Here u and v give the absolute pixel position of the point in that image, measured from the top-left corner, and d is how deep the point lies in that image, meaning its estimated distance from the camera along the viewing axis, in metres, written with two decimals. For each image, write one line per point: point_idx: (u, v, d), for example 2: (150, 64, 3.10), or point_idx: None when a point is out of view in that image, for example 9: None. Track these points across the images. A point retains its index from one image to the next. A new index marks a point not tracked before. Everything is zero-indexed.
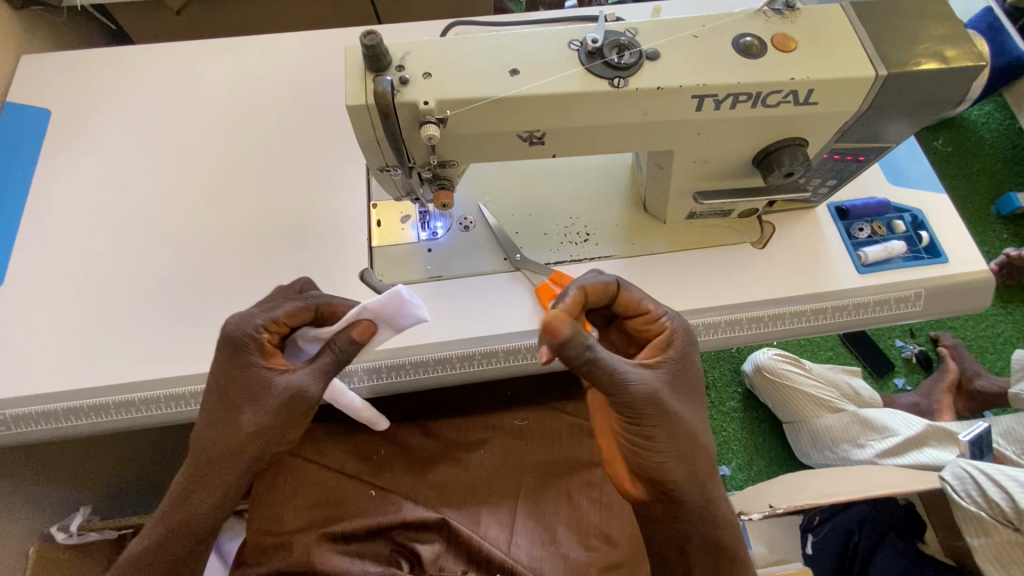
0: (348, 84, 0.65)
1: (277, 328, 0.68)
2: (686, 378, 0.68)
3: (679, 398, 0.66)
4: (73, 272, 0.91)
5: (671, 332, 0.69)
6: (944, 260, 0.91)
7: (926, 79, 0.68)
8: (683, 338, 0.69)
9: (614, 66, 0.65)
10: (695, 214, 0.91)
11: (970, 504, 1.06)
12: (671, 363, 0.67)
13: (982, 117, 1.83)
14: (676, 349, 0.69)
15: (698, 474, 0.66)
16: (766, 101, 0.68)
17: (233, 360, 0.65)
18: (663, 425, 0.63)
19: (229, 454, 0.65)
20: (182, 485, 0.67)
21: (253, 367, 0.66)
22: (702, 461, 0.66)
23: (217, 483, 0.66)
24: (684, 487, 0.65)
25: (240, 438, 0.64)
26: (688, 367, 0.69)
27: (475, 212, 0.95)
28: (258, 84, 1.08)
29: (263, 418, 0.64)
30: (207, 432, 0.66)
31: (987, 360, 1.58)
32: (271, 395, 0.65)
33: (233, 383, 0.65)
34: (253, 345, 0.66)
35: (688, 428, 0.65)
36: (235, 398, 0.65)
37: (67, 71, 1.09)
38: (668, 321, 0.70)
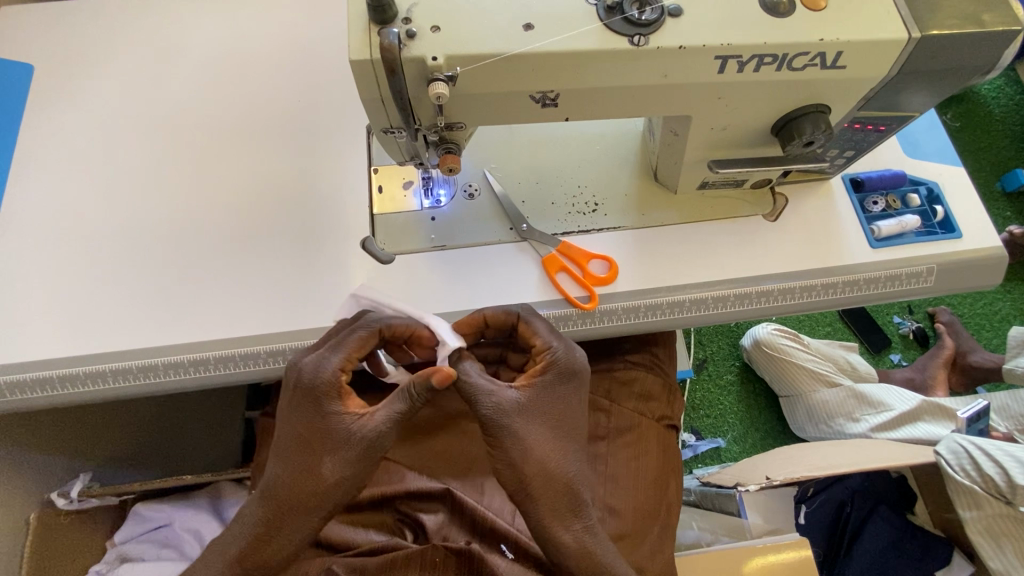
0: (351, 38, 0.61)
1: (348, 368, 0.67)
2: (560, 404, 0.69)
3: (545, 424, 0.67)
4: (63, 236, 0.87)
5: (550, 363, 0.69)
6: (957, 235, 0.89)
7: (961, 44, 0.65)
8: (570, 370, 0.70)
9: (635, 23, 0.62)
10: (707, 184, 0.89)
11: (964, 478, 1.07)
12: (541, 390, 0.68)
13: (993, 91, 1.79)
14: (552, 377, 0.69)
15: (555, 497, 0.66)
16: (792, 64, 0.65)
17: (313, 403, 0.65)
18: (505, 447, 0.65)
19: (314, 500, 0.65)
20: (256, 529, 0.66)
21: (334, 413, 0.65)
22: (554, 482, 0.66)
23: (296, 526, 0.66)
24: (536, 507, 0.65)
25: (329, 484, 0.64)
26: (563, 395, 0.69)
27: (480, 179, 0.92)
28: (254, 41, 1.02)
29: (353, 464, 0.64)
30: (298, 475, 0.65)
31: (982, 338, 1.58)
32: (358, 441, 0.64)
33: (315, 429, 0.65)
34: (334, 387, 0.65)
35: (535, 449, 0.65)
36: (317, 446, 0.64)
37: (50, 23, 1.03)
38: (551, 351, 0.70)
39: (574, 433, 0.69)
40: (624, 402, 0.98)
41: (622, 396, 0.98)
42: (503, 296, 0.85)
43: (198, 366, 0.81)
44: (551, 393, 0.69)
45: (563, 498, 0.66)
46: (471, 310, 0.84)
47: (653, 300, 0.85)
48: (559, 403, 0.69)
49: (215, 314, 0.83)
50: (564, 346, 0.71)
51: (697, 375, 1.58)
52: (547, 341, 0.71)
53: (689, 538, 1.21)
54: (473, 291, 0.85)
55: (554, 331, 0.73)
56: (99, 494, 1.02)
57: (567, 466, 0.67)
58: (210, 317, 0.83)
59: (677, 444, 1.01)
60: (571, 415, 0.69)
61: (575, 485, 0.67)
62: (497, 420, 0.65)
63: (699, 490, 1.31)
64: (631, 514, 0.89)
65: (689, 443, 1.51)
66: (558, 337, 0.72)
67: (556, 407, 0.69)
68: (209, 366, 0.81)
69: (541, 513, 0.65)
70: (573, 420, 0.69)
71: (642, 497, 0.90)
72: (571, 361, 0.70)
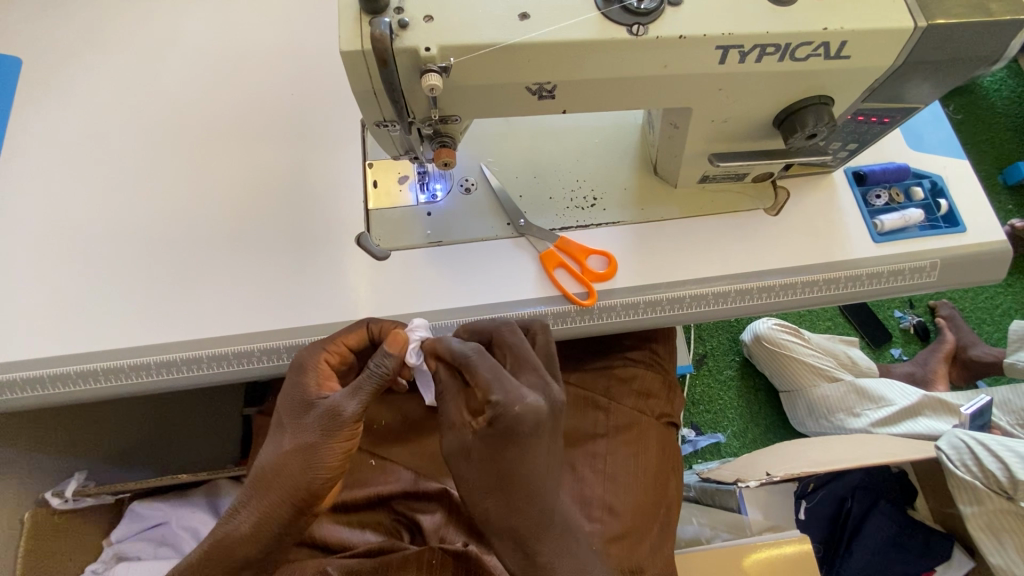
0: (342, 28, 0.59)
1: (337, 350, 0.72)
2: (508, 460, 0.62)
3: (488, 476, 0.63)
4: (53, 233, 0.86)
5: (494, 415, 0.61)
6: (962, 229, 0.87)
7: (967, 33, 0.63)
8: (513, 424, 0.61)
9: (634, 12, 0.60)
10: (707, 178, 0.87)
11: (965, 474, 1.06)
12: (490, 439, 0.61)
13: (995, 83, 1.76)
14: (495, 433, 0.61)
15: (505, 537, 0.65)
16: (795, 54, 0.63)
17: (291, 382, 0.70)
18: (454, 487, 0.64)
19: (273, 476, 0.67)
20: (230, 506, 0.68)
21: (305, 386, 0.69)
22: (502, 528, 0.65)
23: (269, 503, 0.66)
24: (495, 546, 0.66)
25: (283, 455, 0.67)
26: (513, 450, 0.62)
27: (477, 174, 0.90)
28: (245, 33, 1.00)
29: (310, 436, 0.66)
30: (266, 459, 0.68)
31: (984, 332, 1.57)
32: (317, 412, 0.67)
33: (287, 404, 0.69)
34: (314, 365, 0.70)
35: (482, 502, 0.64)
36: (286, 419, 0.69)
37: (39, 16, 1.01)
38: (490, 404, 0.61)
39: (529, 489, 0.64)
40: (623, 400, 0.97)
41: (621, 393, 0.97)
42: (500, 293, 0.83)
43: (192, 364, 0.80)
44: (497, 448, 0.62)
45: (511, 538, 0.65)
46: (467, 307, 0.83)
47: (653, 296, 0.84)
48: (507, 460, 0.62)
49: (208, 312, 0.82)
50: (506, 397, 0.61)
51: (697, 370, 1.57)
52: (486, 393, 0.61)
53: (689, 533, 1.21)
54: (470, 288, 0.84)
55: (501, 376, 0.63)
56: (95, 493, 1.03)
57: (528, 515, 0.64)
58: (203, 314, 0.82)
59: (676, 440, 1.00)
60: (523, 473, 0.63)
61: (527, 529, 0.65)
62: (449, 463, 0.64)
63: (699, 486, 1.30)
64: (630, 514, 0.88)
65: (689, 438, 1.51)
66: (501, 383, 0.62)
67: (507, 467, 0.62)
68: (202, 364, 0.80)
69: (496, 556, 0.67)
70: (525, 475, 0.63)
71: (641, 496, 0.89)
72: (512, 416, 0.60)
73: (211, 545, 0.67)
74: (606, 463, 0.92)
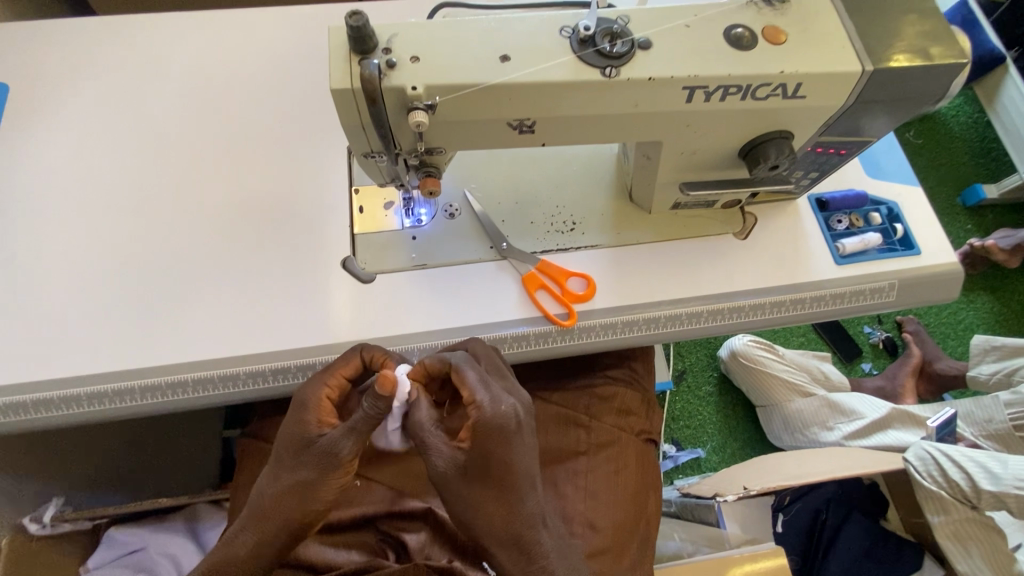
0: (333, 67, 0.63)
1: (336, 384, 0.71)
2: (498, 461, 0.65)
3: (479, 482, 0.65)
4: (37, 257, 0.86)
5: (480, 419, 0.64)
6: (916, 252, 0.93)
7: (910, 75, 0.69)
8: (498, 425, 0.65)
9: (606, 55, 0.64)
10: (680, 204, 0.92)
11: (931, 484, 1.11)
12: (474, 450, 0.65)
13: (951, 110, 1.88)
14: (481, 435, 0.64)
15: (504, 547, 0.67)
16: (756, 94, 0.69)
17: (292, 417, 0.69)
18: (453, 502, 0.66)
19: (271, 509, 0.68)
20: (229, 533, 0.70)
21: (305, 421, 0.68)
22: (502, 536, 0.67)
23: (266, 533, 0.68)
24: (496, 558, 0.68)
25: (282, 491, 0.68)
26: (499, 453, 0.65)
27: (461, 199, 0.94)
28: (235, 61, 1.03)
29: (309, 473, 0.67)
30: (261, 494, 0.69)
31: (947, 347, 1.64)
32: (317, 450, 0.67)
33: (285, 438, 0.69)
34: (315, 402, 0.69)
35: (478, 510, 0.66)
36: (284, 455, 0.68)
37: (27, 44, 1.03)
38: (476, 407, 0.65)
39: (515, 492, 0.66)
40: (604, 417, 0.99)
41: (602, 411, 1.00)
42: (483, 314, 0.86)
43: (177, 388, 0.81)
44: (484, 452, 0.64)
45: (511, 547, 0.67)
46: (451, 328, 0.85)
47: (629, 317, 0.87)
48: (498, 458, 0.65)
49: (195, 336, 0.83)
50: (492, 399, 0.66)
51: (676, 386, 1.61)
52: (474, 395, 0.66)
53: (670, 548, 1.22)
54: (454, 310, 0.86)
55: (486, 381, 0.68)
56: (75, 518, 1.03)
57: (525, 518, 0.67)
58: (189, 338, 0.83)
59: (655, 457, 1.02)
60: (515, 471, 0.66)
61: (524, 534, 0.67)
62: (443, 482, 0.66)
63: (679, 501, 1.33)
64: (611, 529, 0.90)
65: (669, 454, 1.54)
66: (487, 387, 0.67)
67: (496, 469, 0.65)
68: (188, 388, 0.81)
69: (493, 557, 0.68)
70: (513, 476, 0.66)
71: (622, 512, 0.92)
72: (498, 416, 0.65)
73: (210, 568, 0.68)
74: (588, 480, 0.94)
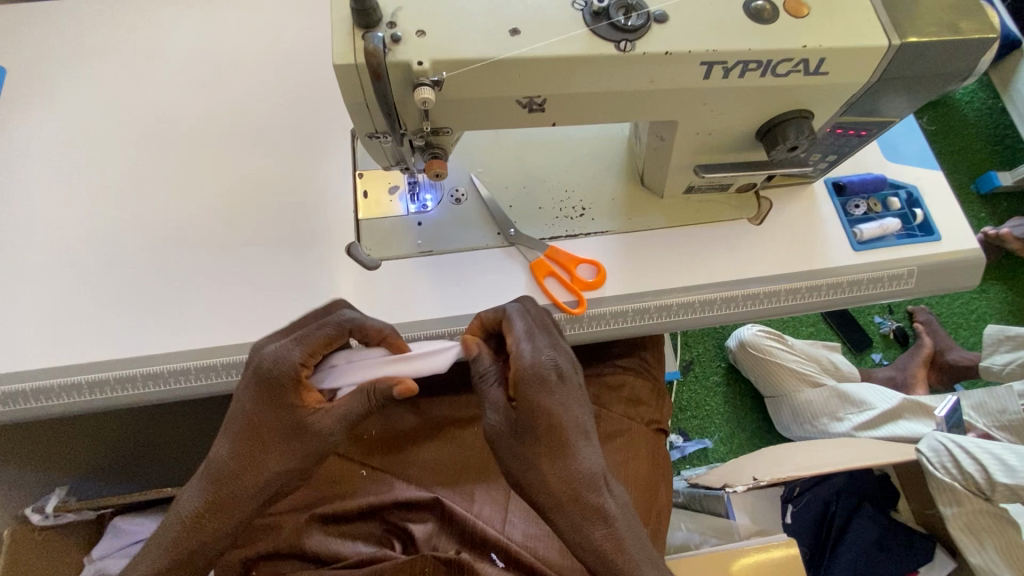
0: (335, 42, 0.60)
1: (312, 361, 0.64)
2: (546, 413, 0.61)
3: (530, 436, 0.62)
4: (36, 244, 0.85)
5: (525, 367, 0.62)
6: (936, 238, 0.90)
7: (937, 50, 0.66)
8: (539, 372, 0.62)
9: (621, 29, 0.62)
10: (693, 188, 0.89)
11: (944, 476, 1.09)
12: (523, 400, 0.61)
13: (967, 95, 1.83)
14: (527, 382, 0.62)
15: (563, 506, 0.62)
16: (776, 69, 0.66)
17: (269, 396, 0.63)
18: (507, 461, 0.63)
19: (246, 487, 0.65)
20: (193, 512, 0.65)
21: (287, 406, 0.63)
22: (559, 493, 0.62)
23: (237, 509, 0.65)
24: (556, 520, 0.63)
25: (264, 472, 0.64)
26: (546, 401, 0.62)
27: (467, 184, 0.91)
28: (235, 43, 1.00)
29: (292, 461, 0.65)
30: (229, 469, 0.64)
31: (960, 337, 1.61)
32: (305, 438, 0.64)
33: (267, 421, 0.64)
34: (292, 383, 0.63)
35: (532, 465, 0.62)
36: (265, 436, 0.64)
37: (23, 26, 1.00)
38: (518, 354, 0.63)
39: (567, 444, 0.62)
40: (613, 407, 0.98)
41: (610, 400, 0.98)
42: (490, 302, 0.84)
43: (179, 376, 0.80)
44: (530, 401, 0.61)
45: (570, 505, 0.62)
46: (457, 316, 0.83)
47: (640, 304, 0.85)
48: (545, 409, 0.61)
49: (197, 323, 0.81)
50: (533, 350, 0.64)
51: (684, 376, 1.59)
52: (517, 344, 0.64)
53: (678, 539, 1.21)
54: (461, 298, 0.84)
55: (533, 332, 0.65)
56: (77, 509, 1.01)
57: (581, 474, 0.62)
58: (190, 325, 0.81)
59: (665, 448, 1.01)
60: (565, 423, 0.62)
61: (581, 491, 0.62)
62: (495, 441, 0.63)
63: (687, 491, 1.31)
64: None
65: (677, 445, 1.52)
66: (531, 337, 0.65)
67: (543, 421, 0.61)
68: (190, 376, 0.80)
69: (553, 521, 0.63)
70: (564, 426, 0.62)
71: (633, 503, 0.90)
72: (537, 364, 0.62)
73: (181, 546, 0.65)
74: None
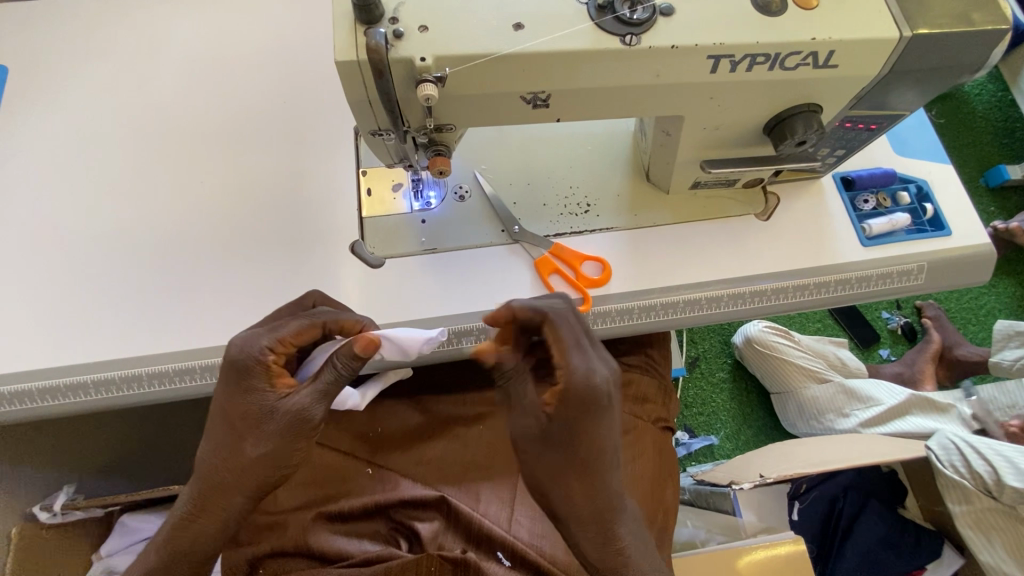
0: (337, 38, 0.60)
1: (283, 349, 0.64)
2: (585, 435, 0.61)
3: (563, 453, 0.62)
4: (41, 243, 0.85)
5: (569, 385, 0.60)
6: (947, 233, 0.89)
7: (949, 42, 0.65)
8: (587, 394, 0.60)
9: (626, 22, 0.61)
10: (699, 184, 0.88)
11: (953, 473, 1.08)
12: (559, 420, 0.61)
13: (976, 87, 1.80)
14: (570, 402, 0.60)
15: (586, 523, 0.64)
16: (785, 63, 0.65)
17: (240, 385, 0.63)
18: (529, 465, 0.64)
19: (227, 483, 0.64)
20: (182, 512, 0.66)
21: (257, 390, 0.63)
22: (581, 511, 0.63)
23: (224, 506, 0.65)
24: (571, 530, 0.65)
25: (245, 464, 0.63)
26: (586, 425, 0.61)
27: (471, 181, 0.91)
28: (236, 40, 1.00)
29: (269, 446, 0.63)
30: (209, 467, 0.64)
31: (969, 332, 1.60)
32: (277, 419, 0.63)
33: (237, 408, 0.63)
34: (262, 368, 0.62)
35: (559, 481, 0.63)
36: (239, 425, 0.63)
37: (26, 25, 1.00)
38: (567, 371, 0.60)
39: (601, 467, 0.62)
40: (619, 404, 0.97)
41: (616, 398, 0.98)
42: (495, 300, 0.84)
43: (184, 375, 0.79)
44: (570, 422, 0.60)
45: (592, 523, 0.63)
46: (461, 315, 0.83)
47: (646, 302, 0.84)
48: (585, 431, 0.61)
49: (203, 323, 0.81)
50: (583, 364, 0.61)
51: (690, 373, 1.58)
52: (568, 359, 0.61)
53: (685, 535, 1.21)
54: (465, 296, 0.84)
55: (581, 345, 0.63)
56: (84, 507, 1.02)
57: (607, 498, 0.64)
58: (195, 324, 0.81)
59: (671, 445, 1.00)
60: (601, 447, 0.62)
61: (605, 510, 0.64)
62: (522, 443, 0.63)
63: (693, 489, 1.31)
64: None
65: (683, 442, 1.51)
66: (582, 351, 0.62)
67: (581, 446, 0.61)
68: (195, 375, 0.80)
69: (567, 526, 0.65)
70: (601, 452, 0.62)
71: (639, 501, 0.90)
72: (587, 383, 0.60)
73: (177, 546, 0.66)
74: None
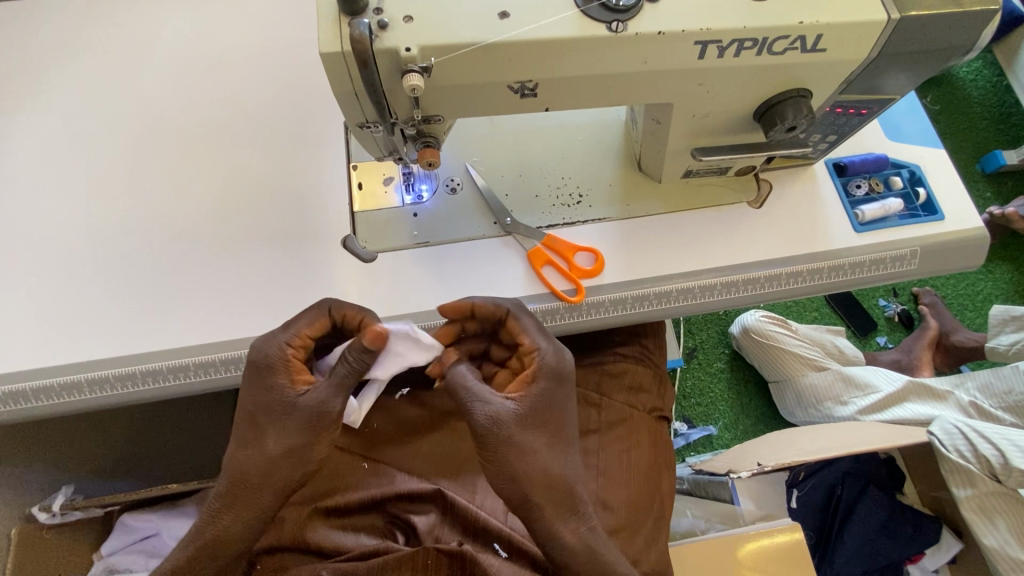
0: (321, 30, 0.59)
1: (300, 344, 0.67)
2: (556, 408, 0.65)
3: (538, 430, 0.64)
4: (31, 243, 0.84)
5: (540, 364, 0.65)
6: (940, 217, 0.89)
7: (937, 23, 0.65)
8: (559, 371, 0.66)
9: (612, 9, 0.60)
10: (691, 173, 0.88)
11: (958, 458, 1.08)
12: (534, 396, 0.64)
13: (971, 73, 1.79)
14: (542, 381, 0.65)
15: (558, 503, 0.64)
16: (772, 48, 0.64)
17: (260, 383, 0.65)
18: (503, 454, 0.62)
19: (253, 477, 0.65)
20: (210, 508, 0.66)
21: (278, 386, 0.65)
22: (556, 490, 0.63)
23: (253, 503, 0.66)
24: (540, 517, 0.63)
25: (270, 458, 0.64)
26: (557, 400, 0.65)
27: (462, 173, 0.90)
28: (224, 37, 0.99)
29: (292, 439, 0.64)
30: (238, 464, 0.65)
31: (966, 318, 1.60)
32: (299, 414, 0.64)
33: (259, 403, 0.65)
34: (281, 363, 0.65)
35: (531, 462, 0.62)
36: (261, 418, 0.65)
37: (11, 25, 0.99)
38: (539, 351, 0.66)
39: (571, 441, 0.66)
40: (615, 395, 0.97)
41: (612, 388, 0.98)
42: (488, 293, 0.84)
43: (178, 373, 0.79)
44: (544, 398, 0.64)
45: (564, 502, 0.64)
46: None
47: (640, 291, 0.84)
48: (554, 410, 0.65)
49: (196, 321, 0.81)
50: (551, 347, 0.67)
51: (687, 363, 1.58)
52: (535, 341, 0.67)
53: (684, 526, 1.22)
54: (458, 289, 0.84)
55: (542, 331, 0.69)
56: (84, 507, 1.02)
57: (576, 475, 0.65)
58: (188, 321, 0.81)
59: (667, 434, 1.01)
60: (569, 422, 0.66)
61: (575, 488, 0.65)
62: (494, 428, 0.62)
63: (692, 478, 1.31)
64: (624, 507, 0.89)
65: (681, 432, 1.52)
66: (545, 335, 0.68)
67: (554, 418, 0.65)
68: (189, 373, 0.79)
69: (545, 517, 0.63)
70: (570, 425, 0.66)
71: (634, 490, 0.90)
72: (559, 362, 0.66)
73: (201, 543, 0.66)
74: (599, 458, 0.92)
